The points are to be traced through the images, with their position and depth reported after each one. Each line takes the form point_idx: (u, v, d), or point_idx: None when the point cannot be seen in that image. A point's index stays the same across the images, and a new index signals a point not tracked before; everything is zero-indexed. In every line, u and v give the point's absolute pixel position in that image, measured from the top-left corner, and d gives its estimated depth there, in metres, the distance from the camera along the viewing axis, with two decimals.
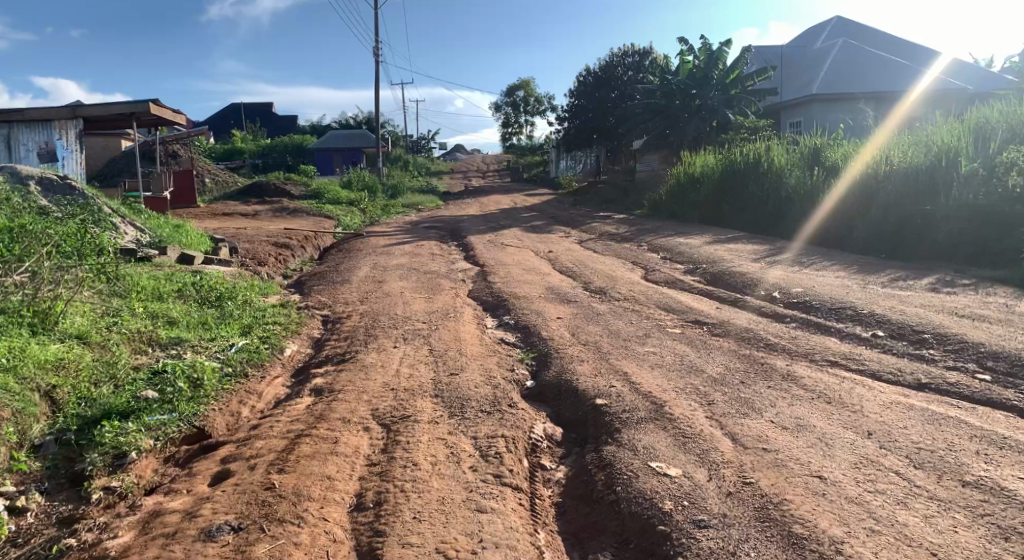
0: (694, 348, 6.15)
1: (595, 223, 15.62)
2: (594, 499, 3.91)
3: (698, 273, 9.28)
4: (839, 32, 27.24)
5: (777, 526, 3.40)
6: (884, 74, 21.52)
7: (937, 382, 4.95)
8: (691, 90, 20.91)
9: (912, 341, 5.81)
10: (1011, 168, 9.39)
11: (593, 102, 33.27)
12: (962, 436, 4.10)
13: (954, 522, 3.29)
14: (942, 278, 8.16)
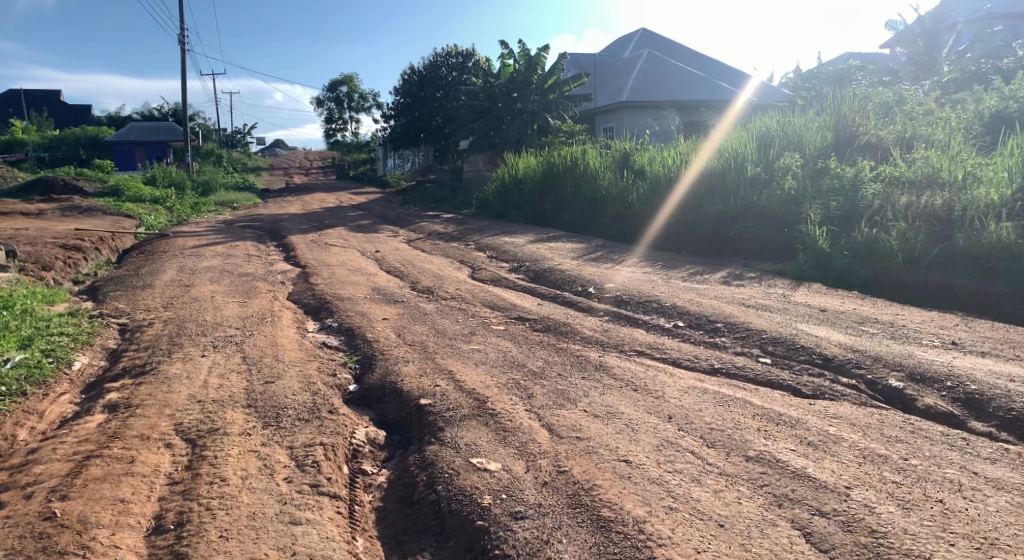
0: (516, 344, 6.32)
1: (422, 222, 15.59)
2: (415, 500, 3.90)
3: (522, 271, 9.54)
4: (646, 43, 29.18)
5: (587, 512, 3.57)
6: (686, 83, 23.32)
7: (727, 366, 5.46)
8: (513, 93, 21.50)
9: (708, 330, 6.36)
10: (786, 172, 10.65)
11: (418, 101, 33.30)
12: (747, 415, 4.54)
13: (738, 494, 3.62)
14: (733, 272, 9.01)
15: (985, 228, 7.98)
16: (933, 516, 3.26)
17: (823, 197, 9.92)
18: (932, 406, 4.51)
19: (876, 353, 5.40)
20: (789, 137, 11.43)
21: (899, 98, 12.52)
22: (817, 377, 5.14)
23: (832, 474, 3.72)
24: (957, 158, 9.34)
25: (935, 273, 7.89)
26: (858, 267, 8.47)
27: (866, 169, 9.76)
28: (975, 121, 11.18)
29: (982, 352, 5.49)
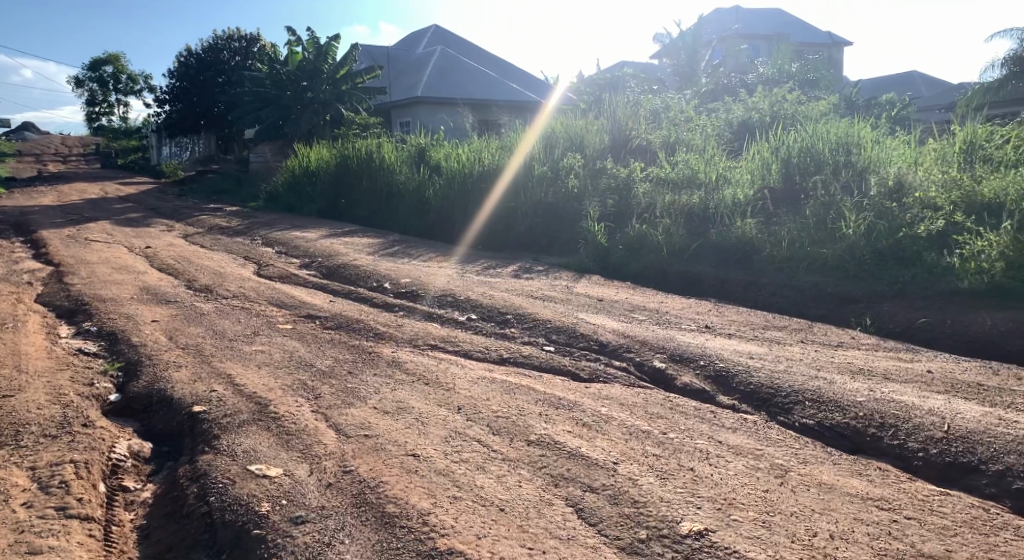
0: (304, 343, 6.09)
1: (203, 216, 14.52)
2: (183, 514, 3.61)
3: (313, 266, 9.22)
4: (439, 40, 29.51)
5: (372, 509, 3.48)
6: (480, 82, 23.90)
7: (514, 355, 5.66)
8: (302, 83, 20.71)
9: (498, 322, 6.55)
10: (570, 172, 11.27)
11: (197, 85, 31.03)
12: (530, 401, 4.73)
13: (520, 478, 3.71)
14: (523, 265, 9.37)
15: (733, 225, 9.03)
16: (685, 484, 3.55)
17: (601, 195, 10.65)
18: (689, 383, 5.00)
19: (645, 338, 5.89)
20: (571, 138, 12.12)
21: (665, 105, 13.77)
22: (594, 362, 5.50)
23: (603, 452, 3.95)
24: (712, 161, 10.48)
25: (693, 264, 8.77)
26: (631, 260, 9.19)
27: (637, 170, 10.63)
28: (725, 129, 12.63)
29: (729, 333, 6.19)
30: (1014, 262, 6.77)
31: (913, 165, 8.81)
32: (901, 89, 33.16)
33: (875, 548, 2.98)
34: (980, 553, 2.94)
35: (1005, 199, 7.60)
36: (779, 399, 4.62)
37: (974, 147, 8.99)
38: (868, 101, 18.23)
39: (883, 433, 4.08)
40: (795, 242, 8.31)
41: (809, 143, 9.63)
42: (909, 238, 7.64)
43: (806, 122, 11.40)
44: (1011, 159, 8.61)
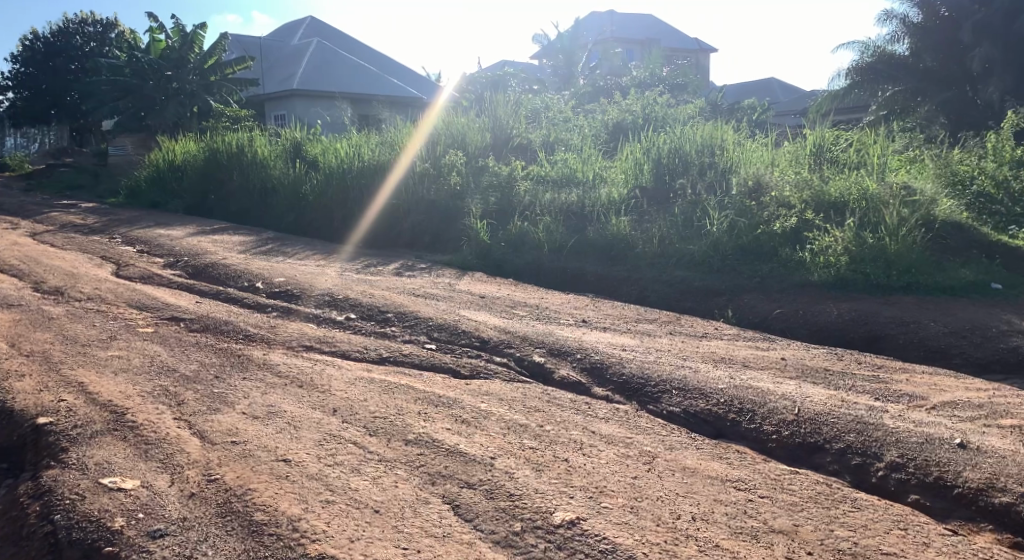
0: (167, 347, 5.74)
1: (54, 212, 13.42)
2: (24, 536, 3.32)
3: (180, 266, 8.72)
4: (316, 31, 28.69)
5: (238, 518, 3.31)
6: (359, 77, 23.44)
7: (394, 354, 5.57)
8: (166, 72, 19.55)
9: (378, 321, 6.43)
10: (452, 169, 11.24)
11: (46, 72, 28.68)
12: (408, 400, 4.67)
13: (396, 478, 3.64)
14: (404, 263, 9.25)
15: (608, 222, 9.33)
16: (559, 475, 3.61)
17: (482, 193, 10.69)
18: (566, 377, 5.11)
19: (525, 334, 5.95)
20: (452, 135, 12.08)
21: (545, 105, 14.01)
22: (474, 358, 5.51)
23: (480, 446, 3.95)
24: (588, 161, 10.77)
25: (571, 260, 8.98)
26: (512, 256, 9.29)
27: (518, 168, 10.75)
28: (602, 130, 13.02)
29: (605, 327, 6.38)
30: (857, 256, 7.37)
31: (770, 167, 9.43)
32: (761, 95, 35.33)
33: (733, 527, 3.14)
34: (824, 526, 3.17)
35: (849, 199, 8.27)
36: (649, 389, 4.79)
37: (822, 150, 9.73)
38: (731, 106, 19.31)
39: (742, 418, 4.33)
40: (666, 239, 8.68)
41: (679, 144, 10.07)
42: (767, 234, 8.16)
43: (675, 125, 11.95)
44: (854, 162, 9.38)
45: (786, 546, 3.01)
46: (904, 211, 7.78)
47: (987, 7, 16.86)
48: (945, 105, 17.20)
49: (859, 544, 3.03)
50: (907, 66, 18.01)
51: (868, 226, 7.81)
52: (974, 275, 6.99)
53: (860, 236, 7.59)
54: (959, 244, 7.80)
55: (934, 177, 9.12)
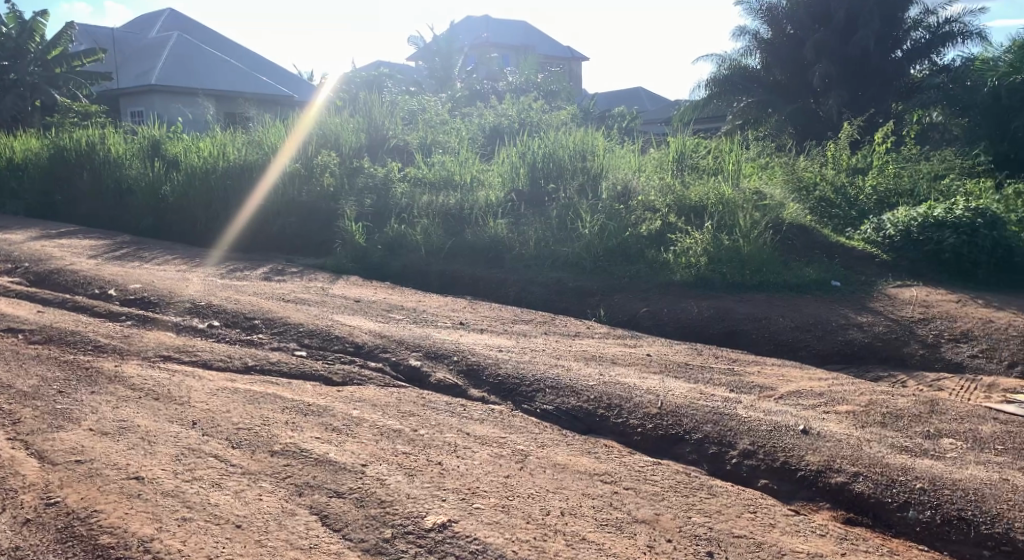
0: (2, 361, 5.25)
1: None
2: None
3: (19, 273, 7.99)
4: (176, 24, 27.20)
5: (82, 543, 3.07)
6: (224, 73, 22.42)
7: (261, 363, 5.36)
8: (1, 62, 18.01)
9: (244, 328, 6.16)
10: (325, 169, 10.94)
11: None
12: (276, 409, 4.51)
13: (260, 491, 3.50)
14: (274, 267, 8.92)
15: (484, 224, 9.40)
16: (431, 478, 3.60)
17: (357, 195, 10.49)
18: (442, 379, 5.10)
19: (400, 337, 5.89)
20: (325, 135, 11.78)
21: (421, 107, 13.94)
22: (347, 364, 5.38)
23: (350, 454, 3.86)
24: (463, 163, 10.81)
25: (447, 262, 8.97)
26: (389, 259, 9.18)
27: (394, 169, 10.63)
28: (477, 133, 13.12)
29: (481, 329, 6.42)
30: (716, 257, 7.82)
31: (636, 172, 9.84)
32: (631, 103, 36.78)
33: (599, 520, 3.25)
34: (682, 513, 3.34)
35: (708, 203, 8.77)
36: (523, 388, 4.87)
37: (684, 157, 10.27)
38: (602, 113, 19.99)
39: (610, 413, 4.49)
40: (542, 241, 8.86)
41: (552, 148, 10.29)
42: (634, 237, 8.51)
43: (547, 130, 12.23)
44: (713, 168, 9.94)
45: (648, 535, 3.14)
46: (756, 214, 8.34)
47: (824, 27, 18.35)
48: (792, 115, 18.21)
49: (714, 529, 3.21)
50: (757, 80, 19.28)
51: (725, 229, 8.31)
52: (817, 274, 7.59)
53: (718, 238, 8.05)
54: (804, 245, 8.46)
55: (782, 183, 9.82)
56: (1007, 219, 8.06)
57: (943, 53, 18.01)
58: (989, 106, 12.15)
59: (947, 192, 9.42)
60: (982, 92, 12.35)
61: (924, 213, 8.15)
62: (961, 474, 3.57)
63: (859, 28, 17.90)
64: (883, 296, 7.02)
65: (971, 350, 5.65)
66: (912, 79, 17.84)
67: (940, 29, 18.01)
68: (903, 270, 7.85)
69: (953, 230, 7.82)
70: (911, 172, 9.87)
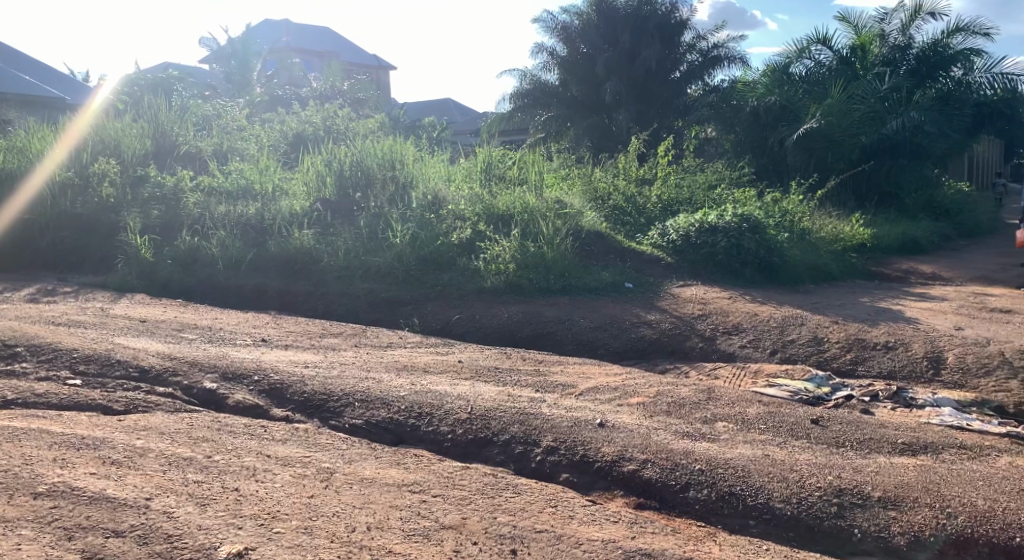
0: None
1: None
2: None
3: None
4: None
5: None
6: None
7: (24, 396, 4.75)
8: None
9: (3, 357, 5.44)
10: (103, 179, 9.98)
11: None
12: (41, 446, 4.01)
13: (18, 540, 3.07)
14: (42, 288, 7.97)
15: (289, 235, 9.04)
16: (227, 506, 3.39)
17: (143, 206, 9.68)
18: (241, 401, 4.83)
19: (193, 359, 5.49)
20: (103, 141, 10.72)
21: (217, 113, 13.21)
22: (131, 392, 4.92)
23: (132, 489, 3.52)
24: (265, 173, 10.32)
25: (249, 276, 8.52)
26: (182, 274, 8.58)
27: (186, 179, 9.95)
28: (279, 141, 12.57)
29: (285, 345, 6.17)
30: (522, 263, 8.10)
31: (445, 182, 9.94)
32: (439, 115, 37.23)
33: (405, 531, 3.24)
34: (488, 515, 3.42)
35: (514, 211, 9.06)
36: (330, 404, 4.75)
37: (491, 167, 10.54)
38: (411, 123, 20.01)
39: (420, 422, 4.50)
40: (351, 251, 8.70)
41: (357, 156, 10.12)
42: (445, 245, 8.61)
43: (353, 139, 11.99)
44: (518, 179, 10.30)
45: (454, 540, 3.18)
46: (557, 222, 8.76)
47: (612, 47, 19.67)
48: (589, 129, 19.64)
49: (517, 527, 3.32)
50: (556, 94, 20.33)
51: (531, 236, 8.62)
52: (613, 277, 8.11)
53: (524, 245, 8.34)
54: (602, 250, 9.01)
55: (580, 192, 10.40)
56: (767, 223, 9.11)
57: (714, 75, 19.97)
58: (751, 123, 13.65)
59: (720, 199, 10.51)
60: (744, 110, 13.80)
61: (700, 220, 9.01)
62: (732, 454, 3.98)
63: (642, 50, 19.38)
64: (669, 296, 7.66)
65: (741, 341, 6.32)
66: (689, 98, 19.72)
67: (710, 53, 19.98)
68: (685, 272, 8.64)
69: (724, 234, 8.72)
70: (690, 183, 10.87)
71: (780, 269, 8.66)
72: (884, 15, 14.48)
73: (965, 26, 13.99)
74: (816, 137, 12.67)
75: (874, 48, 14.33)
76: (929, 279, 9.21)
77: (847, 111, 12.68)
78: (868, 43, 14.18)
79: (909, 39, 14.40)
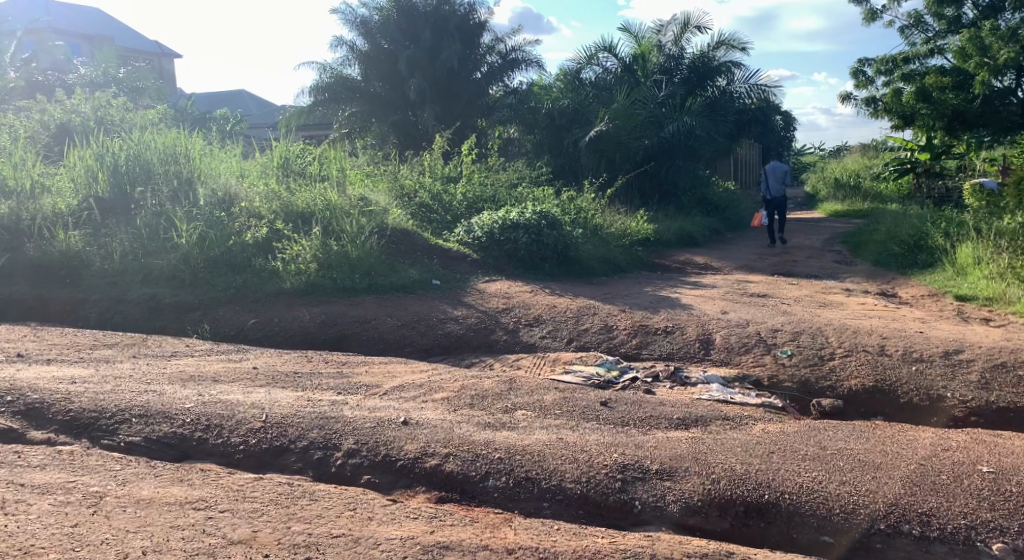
0: None
1: None
2: None
3: None
4: None
5: None
6: None
7: None
8: None
9: None
10: None
11: None
12: None
13: None
14: None
15: (53, 237, 8.16)
16: None
17: None
18: None
19: None
20: None
21: None
22: None
23: None
24: (20, 168, 9.16)
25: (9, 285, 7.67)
26: None
27: None
28: (39, 132, 11.18)
29: (48, 360, 5.52)
30: (324, 262, 7.85)
31: (238, 179, 9.37)
32: (234, 107, 35.25)
33: (188, 551, 3.03)
34: (281, 525, 3.29)
35: (314, 208, 8.75)
36: (102, 422, 4.31)
37: (288, 163, 10.11)
38: (201, 115, 18.68)
39: (209, 434, 4.21)
40: (127, 254, 7.99)
41: (133, 148, 9.22)
42: (238, 246, 8.13)
43: (130, 131, 10.94)
44: (318, 175, 9.98)
45: (242, 555, 3.02)
46: (361, 220, 8.58)
47: (414, 44, 19.64)
48: (394, 126, 19.73)
49: (313, 534, 3.22)
50: (357, 90, 19.97)
51: (333, 234, 8.38)
52: (419, 275, 8.11)
53: (325, 244, 8.08)
54: (407, 247, 9.00)
55: (385, 189, 10.30)
56: (563, 219, 9.58)
57: (513, 77, 20.59)
58: (548, 125, 14.25)
59: (520, 197, 10.89)
60: (541, 112, 14.40)
61: (503, 216, 9.24)
62: (529, 441, 4.14)
63: (443, 49, 19.53)
64: (474, 291, 7.81)
65: (541, 332, 6.60)
66: (491, 98, 20.19)
67: (508, 55, 20.57)
68: (490, 268, 8.87)
69: (524, 230, 9.02)
70: (492, 181, 11.13)
71: (576, 263, 9.14)
72: (660, 26, 15.73)
73: (727, 40, 15.57)
74: (606, 139, 13.51)
75: (653, 57, 15.54)
76: (703, 269, 10.19)
77: (631, 115, 13.64)
78: (647, 52, 15.37)
79: (681, 50, 15.76)
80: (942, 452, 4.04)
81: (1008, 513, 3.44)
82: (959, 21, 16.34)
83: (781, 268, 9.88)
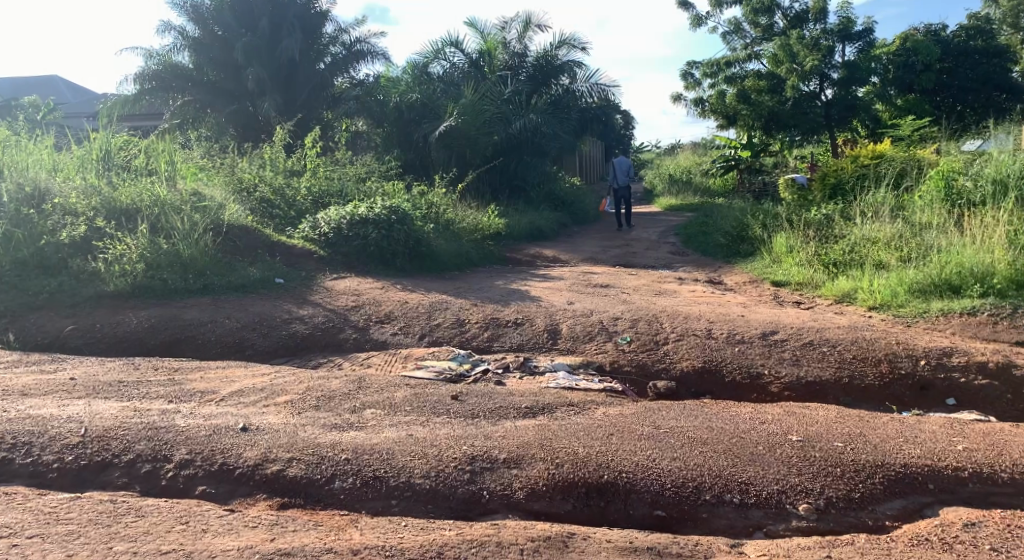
0: None
1: None
2: None
3: None
4: None
5: None
6: None
7: None
8: None
9: None
10: None
11: None
12: None
13: None
14: None
15: None
16: None
17: None
18: None
19: None
20: None
21: None
22: None
23: None
24: None
25: None
26: None
27: None
28: None
29: None
30: (152, 263, 7.29)
31: (50, 173, 8.50)
32: (45, 93, 31.96)
33: None
34: (102, 547, 3.05)
35: (140, 205, 8.10)
36: None
37: (111, 155, 9.32)
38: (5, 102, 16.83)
39: (14, 455, 3.81)
40: None
41: None
42: (51, 246, 7.40)
43: None
44: (145, 168, 9.27)
45: None
46: (194, 217, 8.06)
47: (251, 32, 18.70)
48: (231, 116, 18.77)
49: (138, 553, 3.01)
50: (190, 78, 18.71)
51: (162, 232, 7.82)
52: (261, 273, 7.75)
53: (154, 243, 7.51)
54: (247, 244, 8.57)
55: (222, 184, 9.76)
56: (414, 215, 9.48)
57: (359, 70, 20.14)
58: (396, 119, 14.03)
59: (368, 192, 10.67)
60: (388, 105, 14.19)
61: (351, 211, 9.00)
62: (377, 439, 4.08)
63: (282, 38, 18.74)
64: (320, 290, 7.57)
65: (391, 329, 6.51)
66: (335, 90, 19.60)
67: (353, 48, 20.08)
68: (338, 265, 8.65)
69: (374, 225, 8.85)
70: (339, 174, 10.84)
71: (427, 258, 9.10)
72: (504, 24, 15.96)
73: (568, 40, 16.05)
74: (454, 134, 13.55)
75: (498, 54, 15.82)
76: (551, 262, 10.48)
77: (478, 110, 13.75)
78: (493, 49, 15.64)
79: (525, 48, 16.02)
80: (760, 425, 4.40)
81: (813, 476, 3.81)
82: (772, 30, 17.80)
83: (622, 259, 10.35)
